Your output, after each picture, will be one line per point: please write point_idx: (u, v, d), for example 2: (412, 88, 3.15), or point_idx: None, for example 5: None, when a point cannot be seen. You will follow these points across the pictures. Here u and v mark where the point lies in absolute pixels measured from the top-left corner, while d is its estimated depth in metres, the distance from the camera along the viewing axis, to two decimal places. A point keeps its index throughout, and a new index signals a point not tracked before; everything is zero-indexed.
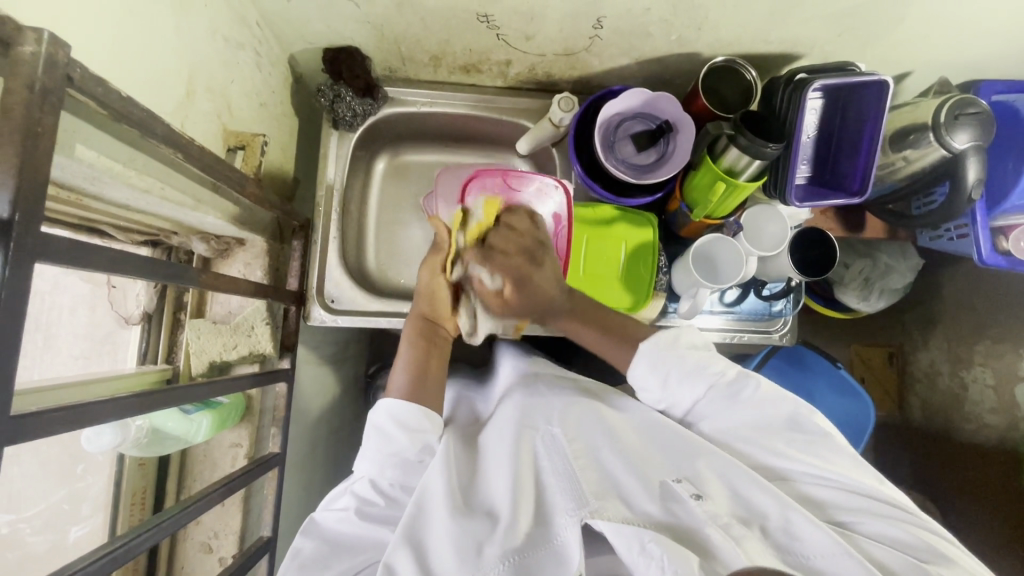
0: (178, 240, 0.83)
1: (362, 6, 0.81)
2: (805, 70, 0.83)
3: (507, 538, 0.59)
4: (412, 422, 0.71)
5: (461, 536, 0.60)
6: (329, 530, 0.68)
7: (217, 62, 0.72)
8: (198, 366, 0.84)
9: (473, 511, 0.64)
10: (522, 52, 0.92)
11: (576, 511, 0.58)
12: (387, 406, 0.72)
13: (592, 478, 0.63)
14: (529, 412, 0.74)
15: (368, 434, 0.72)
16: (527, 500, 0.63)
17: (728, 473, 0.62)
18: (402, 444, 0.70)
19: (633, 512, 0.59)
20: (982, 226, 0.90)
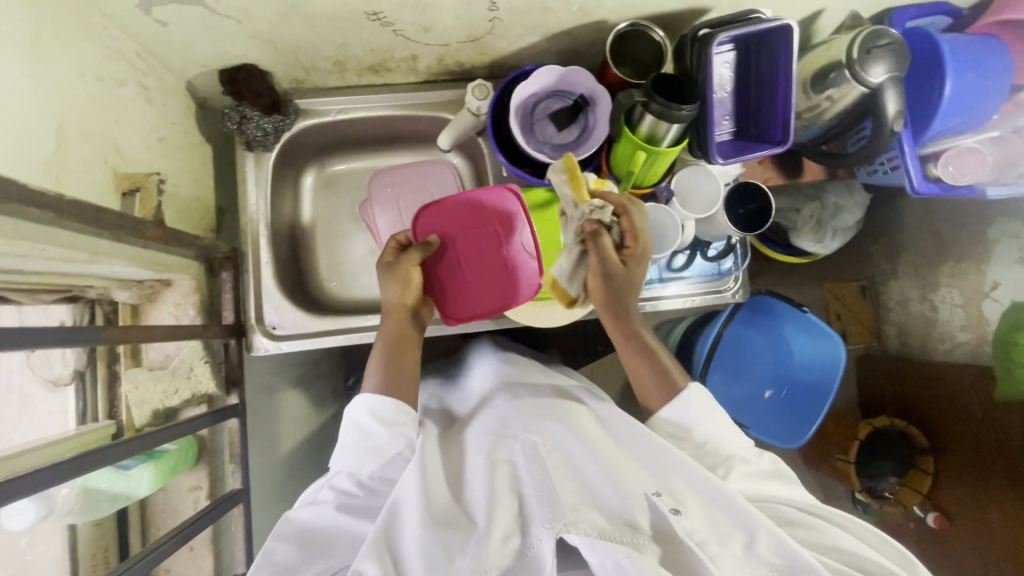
0: (97, 292, 0.80)
1: (244, 21, 0.76)
2: (708, 24, 0.79)
3: (483, 552, 0.58)
4: (388, 413, 0.73)
5: (433, 547, 0.60)
6: (310, 526, 0.70)
7: (93, 104, 0.68)
8: (142, 416, 0.83)
9: (448, 520, 0.64)
10: (425, 44, 0.88)
11: (552, 523, 0.59)
12: (367, 401, 0.73)
13: (570, 487, 0.63)
14: (508, 421, 0.74)
15: (348, 429, 0.74)
16: (504, 510, 0.62)
17: (709, 491, 0.63)
18: (381, 438, 0.72)
19: (607, 517, 0.61)
20: (911, 156, 0.89)
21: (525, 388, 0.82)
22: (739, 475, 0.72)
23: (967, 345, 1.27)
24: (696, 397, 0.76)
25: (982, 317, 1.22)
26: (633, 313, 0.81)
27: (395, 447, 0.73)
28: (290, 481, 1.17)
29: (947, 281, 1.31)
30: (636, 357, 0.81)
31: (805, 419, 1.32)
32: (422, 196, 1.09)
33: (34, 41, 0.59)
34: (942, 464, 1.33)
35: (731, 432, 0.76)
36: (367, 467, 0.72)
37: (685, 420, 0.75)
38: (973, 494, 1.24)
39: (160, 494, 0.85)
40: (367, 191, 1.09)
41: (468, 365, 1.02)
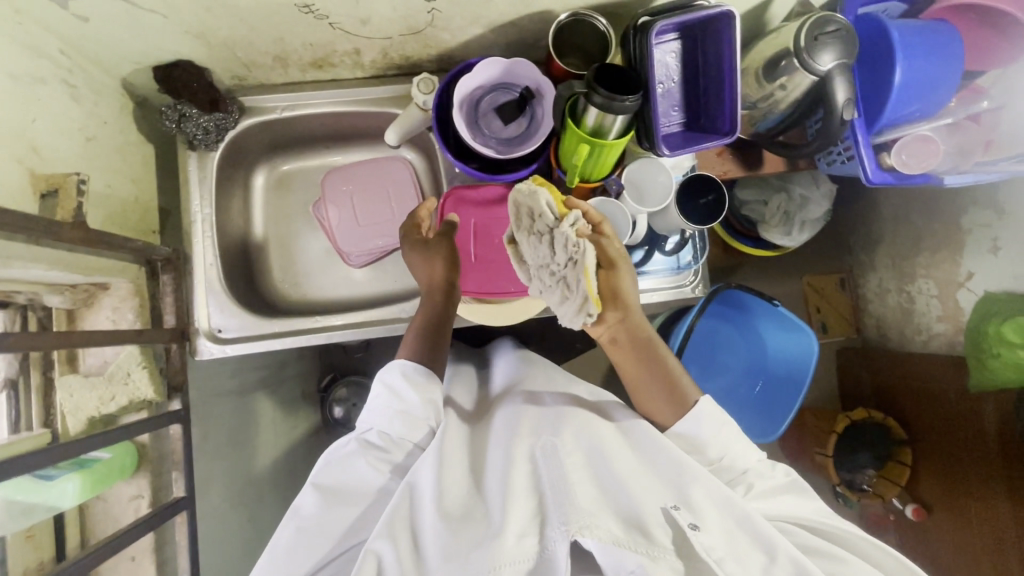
0: (26, 297, 0.77)
1: (169, 15, 0.74)
2: (648, 12, 0.77)
3: (495, 549, 0.58)
4: (422, 379, 0.75)
5: (449, 544, 0.60)
6: (333, 480, 0.70)
7: (4, 102, 0.65)
8: (77, 424, 0.80)
9: (462, 518, 0.64)
10: (365, 38, 0.86)
11: (565, 525, 0.58)
12: (403, 366, 0.75)
13: (589, 493, 0.62)
14: (535, 425, 0.74)
15: (377, 388, 0.75)
16: (518, 511, 0.61)
17: (729, 507, 0.63)
18: (410, 400, 0.73)
19: (621, 523, 0.60)
20: (864, 145, 0.88)
21: (546, 399, 0.83)
22: (760, 493, 0.72)
23: (944, 336, 1.26)
24: (708, 412, 0.74)
25: (957, 307, 1.21)
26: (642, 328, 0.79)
27: (425, 417, 0.74)
28: (253, 485, 1.15)
29: (923, 272, 1.29)
30: (645, 377, 0.79)
31: (777, 414, 1.30)
32: (380, 195, 1.06)
33: None
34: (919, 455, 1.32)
35: (746, 447, 0.76)
36: (394, 428, 0.73)
37: (700, 435, 0.74)
38: (948, 484, 1.23)
39: (99, 503, 0.83)
40: (320, 190, 1.07)
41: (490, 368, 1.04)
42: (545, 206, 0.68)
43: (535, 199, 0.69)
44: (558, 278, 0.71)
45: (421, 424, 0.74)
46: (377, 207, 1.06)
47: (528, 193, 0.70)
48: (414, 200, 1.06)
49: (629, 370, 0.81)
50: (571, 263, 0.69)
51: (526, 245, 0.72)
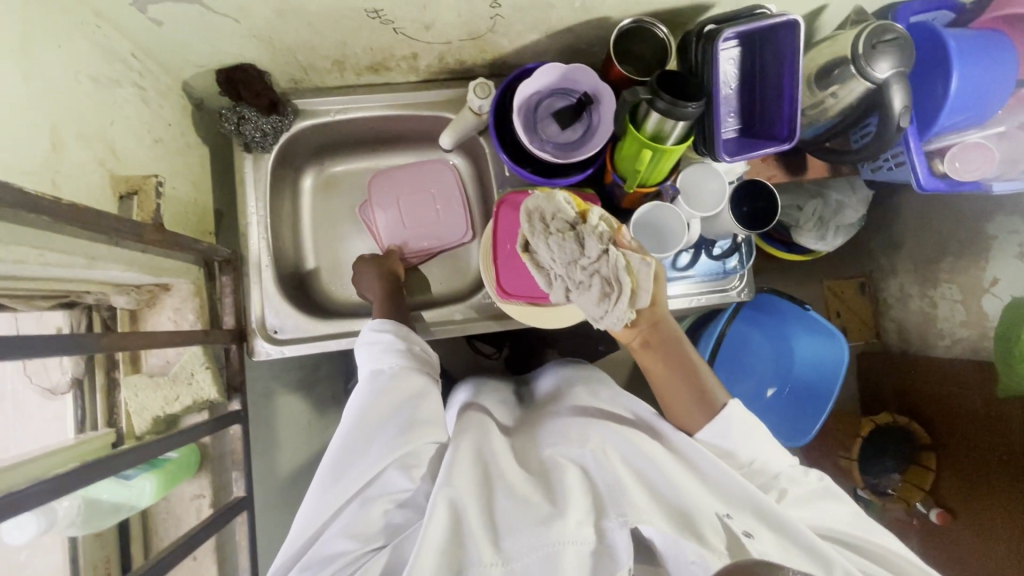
0: (94, 298, 0.78)
1: (241, 20, 0.75)
2: (714, 20, 0.79)
3: (558, 530, 0.58)
4: (390, 326, 0.80)
5: (517, 521, 0.60)
6: (354, 422, 0.69)
7: (87, 105, 0.66)
8: (142, 424, 0.81)
9: (524, 495, 0.63)
10: (426, 43, 0.87)
11: (623, 516, 0.59)
12: (371, 324, 0.81)
13: (640, 492, 0.63)
14: (580, 426, 0.75)
15: (360, 349, 0.80)
16: (577, 500, 0.62)
17: (773, 519, 0.63)
18: (387, 338, 0.78)
19: (675, 517, 0.60)
20: (916, 152, 0.90)
21: (597, 411, 0.80)
22: (797, 498, 0.71)
23: (968, 340, 1.26)
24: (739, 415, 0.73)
25: (982, 313, 1.22)
26: (674, 332, 0.78)
27: (410, 346, 0.78)
28: (290, 487, 1.15)
29: (947, 276, 1.31)
30: (672, 381, 0.77)
31: (806, 420, 1.30)
32: (423, 198, 1.07)
33: (25, 39, 0.57)
34: (943, 460, 1.30)
35: (776, 451, 0.75)
36: (389, 360, 0.76)
37: (729, 443, 0.73)
38: (976, 489, 1.21)
39: (161, 504, 0.83)
40: (366, 192, 1.08)
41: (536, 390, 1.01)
42: (564, 204, 0.71)
43: (551, 200, 0.72)
44: (593, 273, 0.68)
45: (410, 351, 0.78)
46: (421, 210, 1.07)
47: (542, 198, 0.73)
48: (458, 203, 1.07)
49: (655, 372, 0.78)
50: (604, 253, 0.67)
51: (545, 249, 0.72)
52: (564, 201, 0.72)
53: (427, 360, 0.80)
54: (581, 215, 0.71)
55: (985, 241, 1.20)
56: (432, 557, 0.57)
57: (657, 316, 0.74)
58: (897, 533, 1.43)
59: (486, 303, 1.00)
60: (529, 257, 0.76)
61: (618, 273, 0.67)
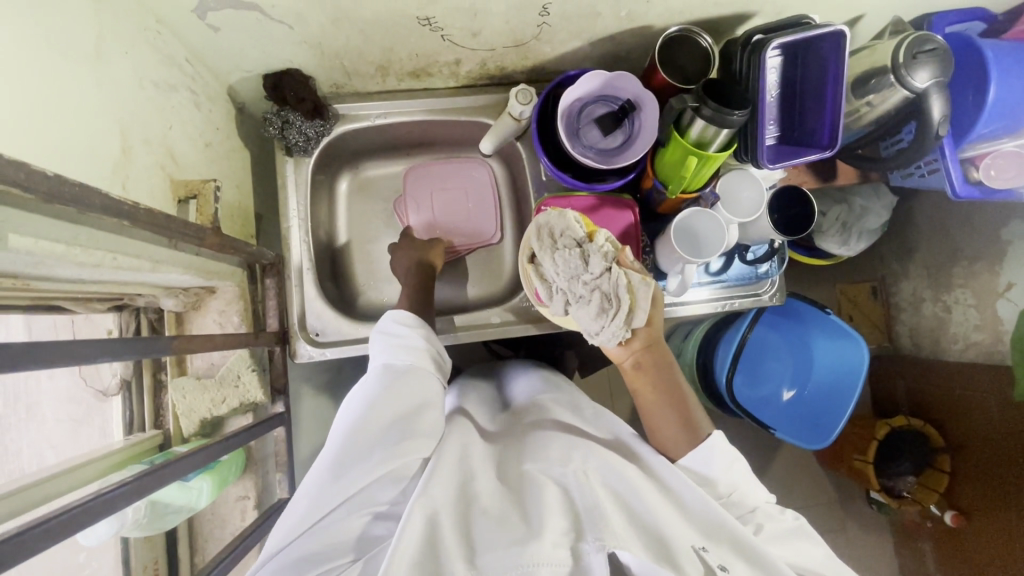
0: (145, 300, 0.79)
1: (295, 26, 0.75)
2: (760, 30, 0.81)
3: (535, 554, 0.57)
4: (409, 321, 0.79)
5: (493, 543, 0.58)
6: (360, 419, 0.67)
7: (149, 110, 0.67)
8: (190, 426, 0.82)
9: (499, 511, 0.62)
10: (471, 50, 0.88)
11: (600, 540, 0.59)
12: (392, 314, 0.80)
13: (619, 519, 0.62)
14: (562, 441, 0.72)
15: (377, 337, 0.79)
16: (555, 522, 0.60)
17: (751, 554, 0.62)
18: (407, 334, 0.76)
19: (648, 548, 0.60)
20: (953, 160, 0.91)
21: (579, 425, 0.78)
22: (773, 535, 0.70)
23: (982, 345, 1.27)
24: (720, 447, 0.73)
25: (997, 317, 1.23)
26: (666, 362, 0.79)
27: (424, 346, 0.77)
28: None
29: (961, 282, 1.32)
30: (659, 408, 0.77)
31: (824, 423, 1.30)
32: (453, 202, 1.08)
33: (98, 46, 0.58)
34: (958, 464, 1.31)
35: (752, 485, 0.75)
36: (405, 356, 0.75)
37: (709, 472, 0.72)
38: (992, 492, 1.22)
39: (207, 507, 0.84)
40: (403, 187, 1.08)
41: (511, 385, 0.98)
42: (573, 222, 0.74)
43: (562, 218, 0.74)
44: (594, 289, 0.71)
45: (426, 350, 0.77)
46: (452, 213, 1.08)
47: (554, 214, 0.75)
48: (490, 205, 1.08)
49: (645, 398, 0.78)
50: (605, 270, 0.71)
51: (549, 261, 0.74)
52: (573, 219, 0.74)
53: (437, 360, 0.78)
54: (587, 234, 0.74)
55: (1003, 246, 1.22)
56: (405, 565, 0.55)
57: (653, 338, 0.78)
58: (914, 536, 1.45)
59: (523, 306, 1.00)
60: (530, 269, 0.79)
61: (618, 291, 0.71)
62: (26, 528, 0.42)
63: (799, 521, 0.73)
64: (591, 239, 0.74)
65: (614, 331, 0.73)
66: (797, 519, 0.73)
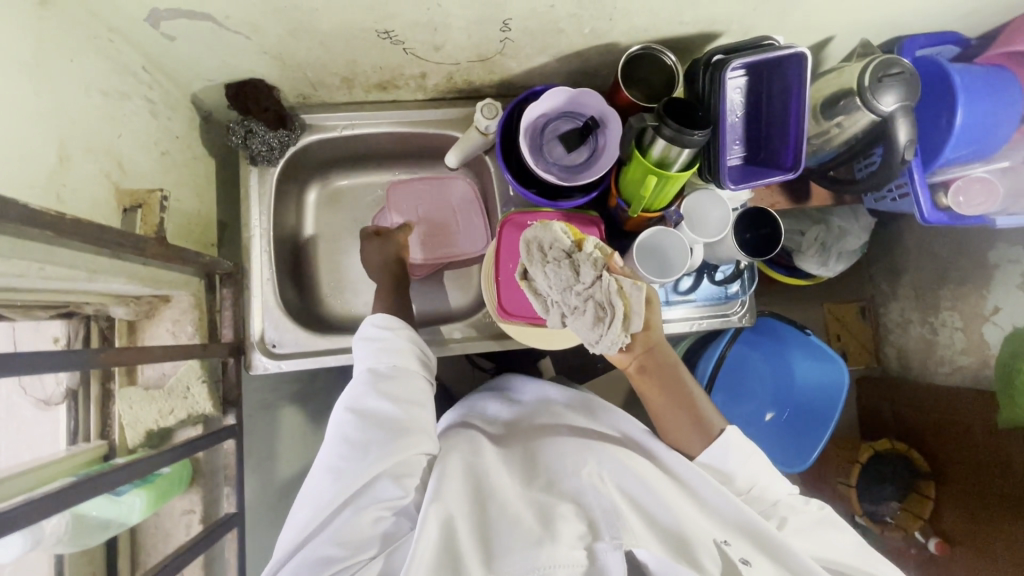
0: (93, 309, 0.78)
1: (253, 37, 0.75)
2: (722, 50, 0.80)
3: (551, 556, 0.56)
4: (388, 324, 0.76)
5: (511, 542, 0.58)
6: (353, 427, 0.67)
7: (95, 118, 0.66)
8: (135, 437, 0.81)
9: (510, 512, 0.62)
10: (435, 63, 0.87)
11: (616, 538, 0.59)
12: (371, 317, 0.77)
13: (635, 518, 0.63)
14: (577, 445, 0.72)
15: (358, 342, 0.76)
16: (569, 524, 0.60)
17: (773, 547, 0.63)
18: (388, 335, 0.75)
19: (665, 543, 0.61)
20: (920, 185, 0.89)
21: (587, 427, 0.79)
22: (797, 528, 0.70)
23: (969, 369, 1.24)
24: (735, 440, 0.72)
25: (983, 341, 1.20)
26: (671, 364, 0.75)
27: (407, 348, 0.75)
28: (283, 504, 1.12)
29: (948, 304, 1.29)
30: (671, 410, 0.75)
31: (806, 445, 1.27)
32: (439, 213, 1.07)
33: (38, 54, 0.58)
34: (943, 490, 1.28)
35: (774, 478, 0.75)
36: (388, 359, 0.73)
37: (727, 468, 0.72)
38: (976, 522, 1.18)
39: (151, 519, 0.82)
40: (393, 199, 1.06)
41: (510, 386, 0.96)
42: (560, 233, 0.71)
43: (549, 230, 0.71)
44: (587, 298, 0.68)
45: (410, 347, 0.75)
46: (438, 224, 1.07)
47: (540, 228, 0.72)
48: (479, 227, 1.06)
49: (653, 400, 0.76)
50: (597, 278, 0.68)
51: (541, 275, 0.71)
52: (560, 230, 0.71)
53: (424, 362, 0.77)
54: (576, 243, 0.71)
55: (986, 270, 1.19)
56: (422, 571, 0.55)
57: (652, 342, 0.73)
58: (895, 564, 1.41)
59: (486, 322, 0.99)
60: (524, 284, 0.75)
61: (611, 298, 0.67)
62: None
63: (830, 511, 0.74)
64: (579, 248, 0.70)
65: (612, 342, 0.70)
66: (826, 510, 0.73)
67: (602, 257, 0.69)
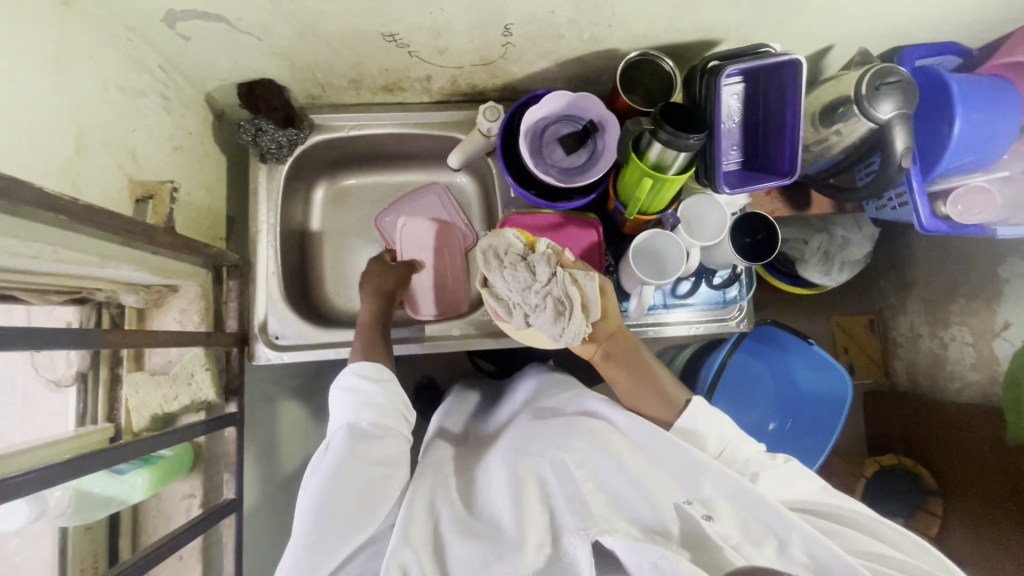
0: (105, 295, 0.81)
1: (264, 38, 0.78)
2: (718, 56, 0.81)
3: (517, 562, 0.58)
4: (373, 374, 0.77)
5: (471, 557, 0.60)
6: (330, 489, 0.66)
7: (112, 112, 0.70)
8: (140, 421, 0.83)
9: (482, 528, 0.64)
10: (439, 66, 0.90)
11: (584, 530, 0.59)
12: (353, 366, 0.78)
13: (599, 499, 0.63)
14: (536, 438, 0.73)
15: (337, 395, 0.76)
16: (535, 522, 0.62)
17: (734, 494, 0.63)
18: (370, 389, 0.75)
19: (638, 527, 0.61)
20: (919, 193, 0.89)
21: (550, 408, 0.80)
22: (768, 481, 0.69)
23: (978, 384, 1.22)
24: (701, 411, 0.74)
25: (992, 356, 1.18)
26: (629, 341, 0.80)
27: (393, 404, 0.76)
28: (283, 497, 1.14)
29: (958, 319, 1.26)
30: (636, 390, 0.78)
31: (806, 455, 1.26)
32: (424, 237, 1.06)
33: (59, 50, 0.61)
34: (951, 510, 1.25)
35: (742, 438, 0.74)
36: (369, 414, 0.73)
37: (695, 429, 0.74)
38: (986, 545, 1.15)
39: (153, 501, 0.85)
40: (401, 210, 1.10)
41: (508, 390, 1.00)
42: (513, 238, 0.75)
43: (501, 236, 0.76)
44: (546, 295, 0.74)
45: (391, 404, 0.76)
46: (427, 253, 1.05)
47: (492, 236, 0.77)
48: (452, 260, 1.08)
49: (619, 382, 0.79)
50: (552, 275, 0.74)
51: (500, 281, 0.76)
52: (513, 235, 0.76)
53: (405, 417, 0.78)
54: (530, 246, 0.76)
55: (993, 283, 1.18)
56: None
57: (611, 329, 0.78)
58: None
59: (485, 320, 1.01)
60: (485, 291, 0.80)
61: (567, 291, 0.73)
62: None
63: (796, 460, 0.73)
64: (532, 250, 0.76)
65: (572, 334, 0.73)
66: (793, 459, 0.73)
67: (556, 254, 0.75)
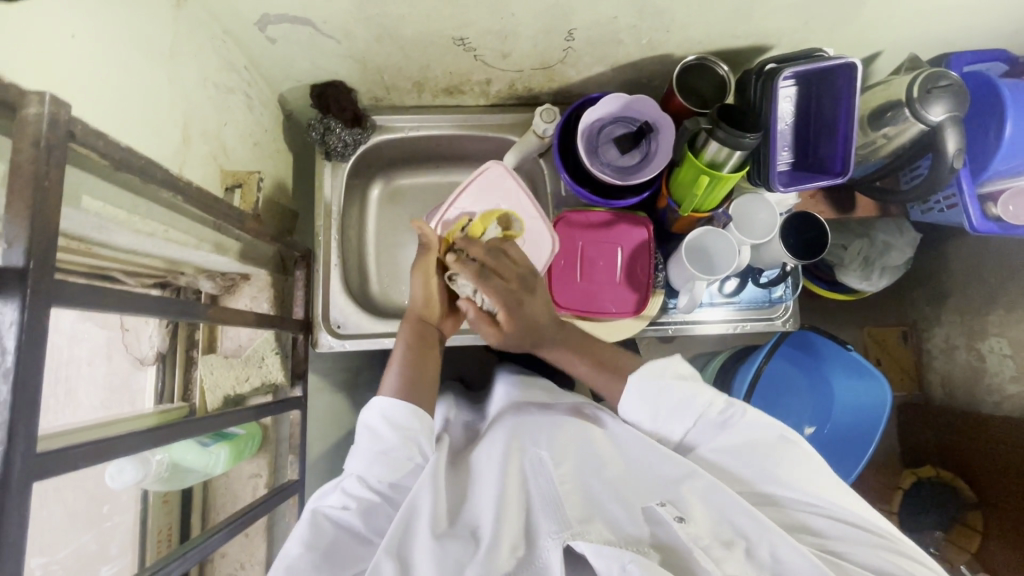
0: (185, 279, 0.87)
1: (343, 41, 0.83)
2: (774, 60, 0.85)
3: (488, 562, 0.54)
4: (401, 419, 0.69)
5: (442, 556, 0.56)
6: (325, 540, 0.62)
7: (210, 108, 0.76)
8: (213, 401, 0.89)
9: (459, 531, 0.61)
10: (501, 70, 0.94)
11: (558, 533, 0.56)
12: (380, 406, 0.70)
13: (576, 502, 0.60)
14: (519, 433, 0.71)
15: (360, 433, 0.70)
16: (511, 521, 0.59)
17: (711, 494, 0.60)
18: (391, 442, 0.68)
19: (615, 532, 0.57)
20: (970, 195, 0.91)
21: (536, 407, 0.79)
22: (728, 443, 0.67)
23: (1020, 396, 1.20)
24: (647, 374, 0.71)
25: None
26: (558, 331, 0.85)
27: (409, 454, 0.68)
28: None
29: (995, 330, 1.25)
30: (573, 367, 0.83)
31: (847, 463, 1.22)
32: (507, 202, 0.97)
33: (171, 48, 0.67)
34: (992, 524, 1.19)
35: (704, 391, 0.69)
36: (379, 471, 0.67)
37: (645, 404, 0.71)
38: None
39: (223, 477, 0.91)
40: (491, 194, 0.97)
41: (489, 399, 0.98)
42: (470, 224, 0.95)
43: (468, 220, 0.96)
44: None
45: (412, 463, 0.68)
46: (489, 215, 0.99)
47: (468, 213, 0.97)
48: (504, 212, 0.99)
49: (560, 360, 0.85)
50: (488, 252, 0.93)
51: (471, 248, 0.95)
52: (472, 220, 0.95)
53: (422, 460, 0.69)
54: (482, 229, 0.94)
55: None
56: None
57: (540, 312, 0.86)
58: None
59: None
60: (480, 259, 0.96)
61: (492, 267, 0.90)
62: (68, 447, 0.44)
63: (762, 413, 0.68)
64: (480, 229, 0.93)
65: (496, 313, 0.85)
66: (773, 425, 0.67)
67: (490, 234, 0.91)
